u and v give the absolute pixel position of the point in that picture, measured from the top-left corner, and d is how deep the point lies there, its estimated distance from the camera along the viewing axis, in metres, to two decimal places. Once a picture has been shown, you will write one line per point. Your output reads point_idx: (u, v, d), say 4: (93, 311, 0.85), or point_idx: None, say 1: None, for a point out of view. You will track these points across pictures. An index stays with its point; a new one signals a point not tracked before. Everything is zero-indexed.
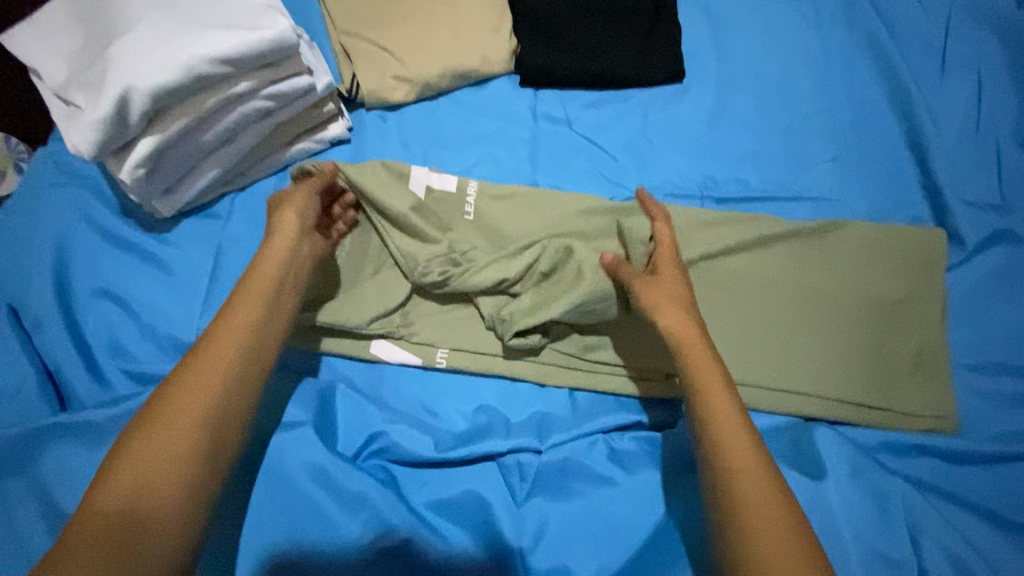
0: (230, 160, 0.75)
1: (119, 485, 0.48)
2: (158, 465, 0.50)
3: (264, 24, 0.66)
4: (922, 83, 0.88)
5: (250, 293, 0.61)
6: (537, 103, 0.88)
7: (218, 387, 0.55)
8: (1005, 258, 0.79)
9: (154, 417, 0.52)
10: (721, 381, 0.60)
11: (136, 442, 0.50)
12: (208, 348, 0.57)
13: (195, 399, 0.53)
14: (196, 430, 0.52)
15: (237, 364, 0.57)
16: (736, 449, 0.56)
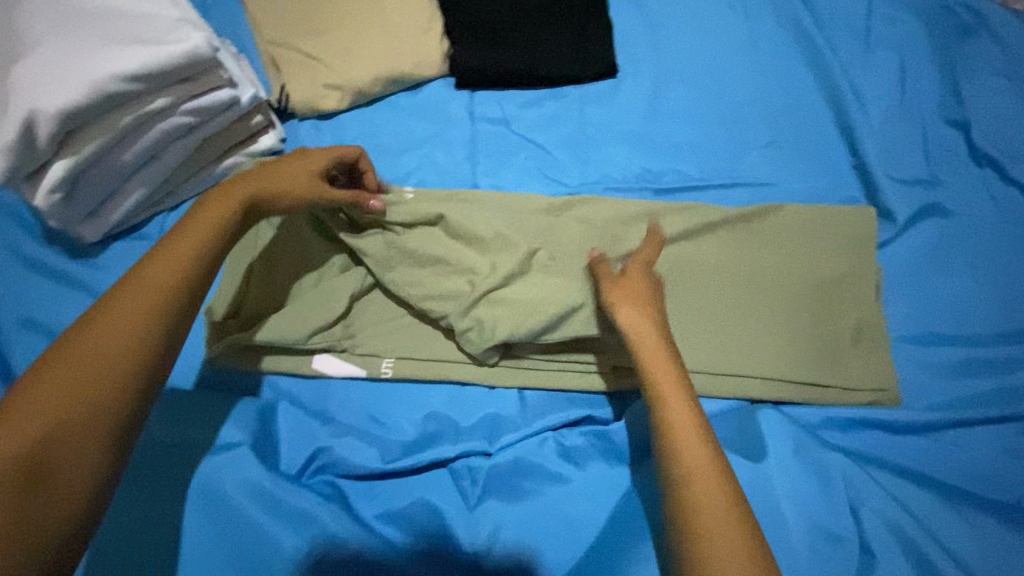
0: (156, 178, 0.73)
1: (27, 424, 0.43)
2: (57, 398, 0.44)
3: (176, 37, 0.65)
4: (849, 66, 0.90)
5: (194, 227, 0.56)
6: (474, 104, 0.88)
7: (141, 316, 0.49)
8: (935, 231, 0.81)
9: (62, 354, 0.46)
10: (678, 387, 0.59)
11: (45, 379, 0.45)
12: (131, 283, 0.51)
13: (107, 342, 0.47)
14: (102, 378, 0.46)
15: (156, 305, 0.50)
16: (713, 528, 0.50)
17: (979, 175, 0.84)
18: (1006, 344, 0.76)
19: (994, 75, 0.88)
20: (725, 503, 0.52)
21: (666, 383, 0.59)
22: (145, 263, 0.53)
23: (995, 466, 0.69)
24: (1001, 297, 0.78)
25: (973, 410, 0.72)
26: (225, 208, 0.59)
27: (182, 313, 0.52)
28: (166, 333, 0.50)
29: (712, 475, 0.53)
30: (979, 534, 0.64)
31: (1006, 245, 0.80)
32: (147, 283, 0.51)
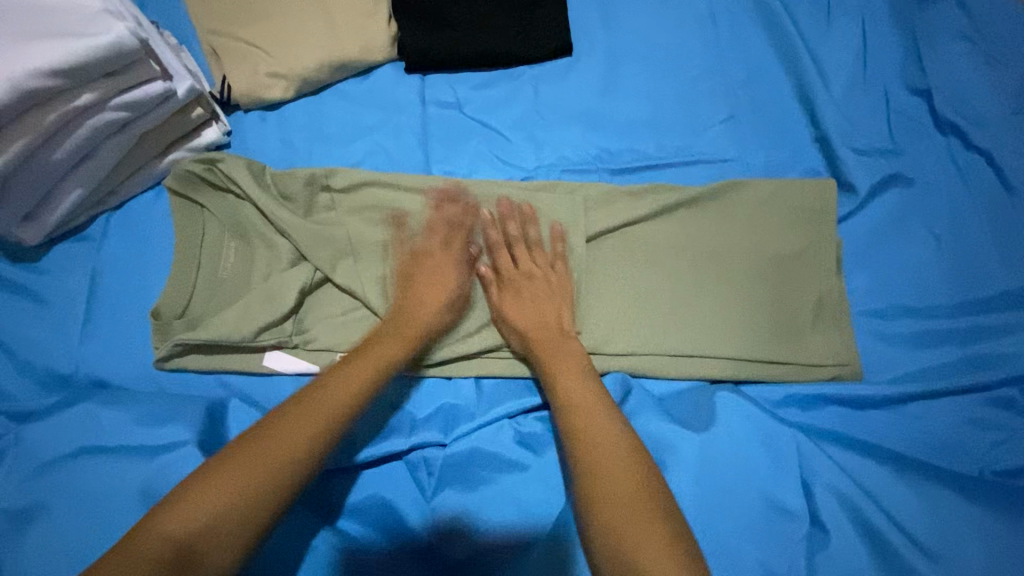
0: (94, 178, 0.71)
1: (213, 503, 0.47)
2: (236, 484, 0.49)
3: (99, 30, 0.62)
4: (809, 35, 0.87)
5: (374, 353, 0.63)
6: (425, 88, 0.85)
7: (321, 424, 0.54)
8: (896, 203, 0.80)
9: (248, 447, 0.51)
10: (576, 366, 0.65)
11: (232, 466, 0.50)
12: (330, 377, 0.59)
13: (287, 441, 0.52)
14: (280, 463, 0.51)
15: (337, 413, 0.56)
16: (616, 481, 0.54)
17: (942, 143, 0.82)
18: (968, 313, 0.75)
19: (956, 39, 0.86)
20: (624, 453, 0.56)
21: (558, 361, 0.66)
22: (336, 373, 0.59)
23: (953, 438, 0.69)
24: (964, 266, 0.77)
25: (932, 382, 0.71)
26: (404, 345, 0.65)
27: (346, 428, 0.57)
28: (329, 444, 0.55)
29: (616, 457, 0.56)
30: (936, 506, 0.63)
31: (969, 214, 0.79)
32: (330, 398, 0.56)
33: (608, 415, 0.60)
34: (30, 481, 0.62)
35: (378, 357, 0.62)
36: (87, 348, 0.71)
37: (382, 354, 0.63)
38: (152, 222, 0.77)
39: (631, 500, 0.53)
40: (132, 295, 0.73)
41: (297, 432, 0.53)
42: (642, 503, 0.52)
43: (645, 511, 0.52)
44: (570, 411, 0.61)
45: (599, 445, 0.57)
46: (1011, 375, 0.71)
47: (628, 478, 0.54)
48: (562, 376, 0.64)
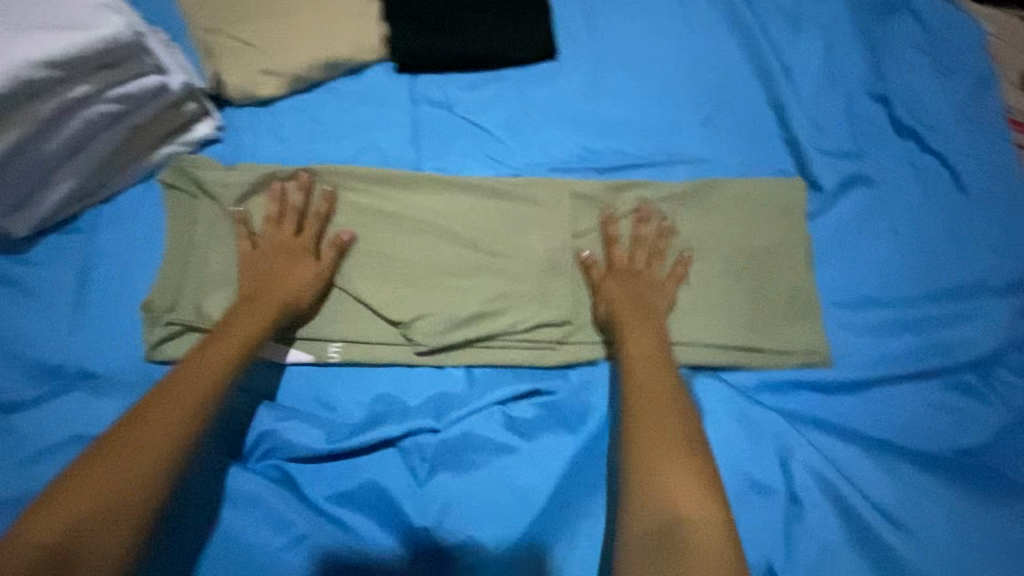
0: (85, 169, 0.72)
1: (85, 501, 0.51)
2: (104, 483, 0.53)
3: (96, 23, 0.64)
4: (779, 44, 0.93)
5: (206, 357, 0.63)
6: (416, 87, 0.88)
7: (158, 436, 0.57)
8: (861, 201, 0.85)
9: (125, 447, 0.55)
10: (651, 330, 0.72)
11: (105, 465, 0.54)
12: (180, 375, 0.62)
13: (139, 441, 0.56)
14: (132, 464, 0.54)
15: (184, 407, 0.59)
16: (654, 429, 0.62)
17: (901, 146, 0.88)
18: (927, 302, 0.80)
19: (912, 51, 0.93)
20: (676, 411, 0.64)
21: (632, 321, 0.72)
22: (175, 380, 0.61)
23: (916, 419, 0.74)
24: (923, 260, 0.82)
25: (896, 367, 0.76)
26: (234, 346, 0.65)
27: (200, 420, 0.60)
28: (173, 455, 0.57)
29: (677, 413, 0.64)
30: (899, 480, 0.68)
31: (927, 212, 0.85)
32: (175, 395, 0.60)
33: (665, 377, 0.67)
34: (20, 470, 0.62)
35: (206, 354, 0.64)
36: (76, 339, 0.71)
37: (228, 344, 0.65)
38: (141, 213, 0.77)
39: (671, 455, 0.60)
40: (122, 286, 0.74)
41: (150, 430, 0.57)
42: (679, 453, 0.60)
43: (684, 460, 0.59)
44: (629, 368, 0.69)
45: (650, 398, 0.65)
46: (967, 359, 0.76)
47: (667, 443, 0.61)
48: (633, 335, 0.71)
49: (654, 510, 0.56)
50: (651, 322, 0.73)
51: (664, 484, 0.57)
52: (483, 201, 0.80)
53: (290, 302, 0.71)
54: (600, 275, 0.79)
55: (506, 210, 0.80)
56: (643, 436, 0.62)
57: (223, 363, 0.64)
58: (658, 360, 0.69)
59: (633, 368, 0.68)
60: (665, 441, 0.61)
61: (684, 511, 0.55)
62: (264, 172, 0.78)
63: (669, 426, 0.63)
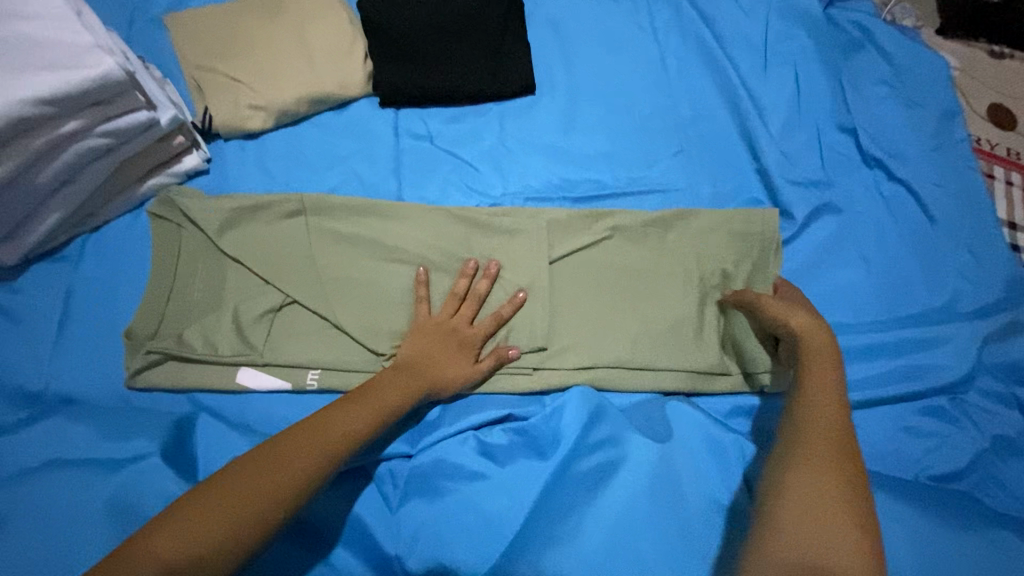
0: (73, 201, 0.74)
1: (218, 524, 0.50)
2: (235, 510, 0.52)
3: (87, 62, 0.67)
4: (751, 78, 0.96)
5: (358, 411, 0.64)
6: (399, 121, 0.91)
7: (293, 477, 0.56)
8: (830, 229, 0.87)
9: (217, 481, 0.53)
10: (834, 371, 0.59)
11: (236, 489, 0.53)
12: (332, 418, 0.62)
13: (266, 473, 0.55)
14: (234, 497, 0.52)
15: (325, 453, 0.58)
16: (820, 481, 0.50)
17: (869, 176, 0.91)
18: (897, 328, 0.82)
19: (879, 84, 0.97)
20: (841, 467, 0.50)
21: (818, 365, 0.60)
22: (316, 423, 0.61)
23: (884, 445, 0.75)
24: (892, 286, 0.84)
25: (866, 392, 0.77)
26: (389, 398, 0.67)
27: (333, 470, 0.59)
28: (299, 501, 0.56)
29: (846, 469, 0.50)
30: (871, 505, 0.68)
31: (896, 239, 0.87)
32: (319, 436, 0.59)
33: (840, 430, 0.54)
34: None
35: (366, 405, 0.65)
36: (57, 365, 0.72)
37: (390, 400, 0.67)
38: (128, 243, 0.79)
39: (832, 519, 0.47)
40: (105, 313, 0.75)
41: (292, 468, 0.56)
42: (837, 516, 0.47)
43: (845, 527, 0.47)
44: (806, 414, 0.56)
45: (824, 450, 0.52)
46: (936, 385, 0.77)
47: (830, 501, 0.48)
48: (816, 377, 0.59)
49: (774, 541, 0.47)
50: (831, 367, 0.60)
51: (802, 507, 0.48)
52: (461, 229, 0.82)
53: (443, 374, 0.72)
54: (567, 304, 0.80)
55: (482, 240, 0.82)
56: (789, 488, 0.50)
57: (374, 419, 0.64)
58: (831, 409, 0.56)
59: (801, 410, 0.56)
60: (869, 500, 0.50)
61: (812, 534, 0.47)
62: (248, 201, 0.80)
63: (843, 479, 0.50)
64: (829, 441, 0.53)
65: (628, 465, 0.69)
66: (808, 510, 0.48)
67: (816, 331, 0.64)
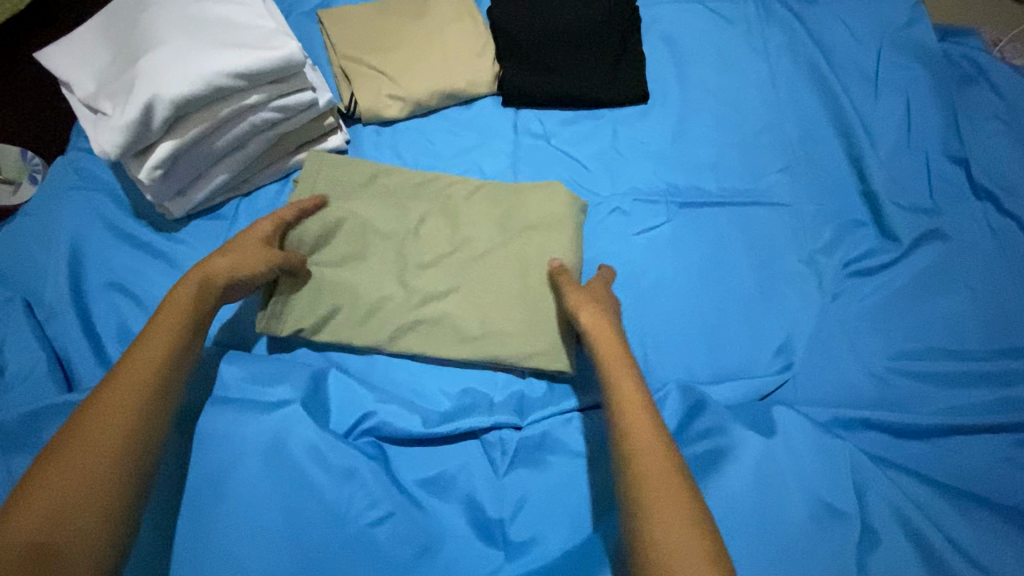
0: (238, 166, 0.83)
1: (69, 491, 0.52)
2: (72, 481, 0.53)
3: (275, 45, 0.76)
4: (859, 105, 0.99)
5: (123, 383, 0.59)
6: (518, 120, 0.98)
7: (122, 422, 0.57)
8: (937, 254, 0.88)
9: (56, 453, 0.54)
10: (625, 364, 0.68)
11: (62, 463, 0.53)
12: (123, 370, 0.61)
13: (99, 429, 0.56)
14: (95, 462, 0.54)
15: (144, 392, 0.60)
16: (653, 479, 0.57)
17: (978, 207, 0.91)
18: (1002, 357, 0.81)
19: (991, 119, 0.97)
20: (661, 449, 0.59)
21: (612, 364, 0.68)
22: (101, 401, 0.58)
23: (992, 471, 0.73)
24: (998, 316, 0.84)
25: (975, 417, 0.76)
26: (166, 344, 0.64)
27: (160, 404, 0.61)
28: (144, 437, 0.58)
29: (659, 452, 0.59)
30: (978, 526, 0.68)
31: (1003, 272, 0.87)
32: (130, 379, 0.60)
33: (643, 414, 0.63)
34: None
35: (143, 348, 0.63)
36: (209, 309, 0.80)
37: (168, 329, 0.65)
38: (274, 209, 0.87)
39: (671, 509, 0.55)
40: None
41: (111, 416, 0.57)
42: (674, 505, 0.55)
43: (686, 516, 0.54)
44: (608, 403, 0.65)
45: (641, 441, 0.60)
46: None
47: (669, 491, 0.56)
48: (619, 391, 0.65)
49: (638, 506, 0.56)
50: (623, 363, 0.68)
51: (657, 506, 0.55)
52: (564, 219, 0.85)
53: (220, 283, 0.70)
54: (513, 279, 0.81)
55: (512, 220, 0.85)
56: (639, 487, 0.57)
57: (159, 370, 0.62)
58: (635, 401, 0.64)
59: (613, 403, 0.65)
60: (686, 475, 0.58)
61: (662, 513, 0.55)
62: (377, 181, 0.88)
63: (664, 469, 0.58)
64: (656, 470, 0.58)
65: (736, 457, 0.70)
66: (659, 501, 0.55)
67: (612, 352, 0.70)
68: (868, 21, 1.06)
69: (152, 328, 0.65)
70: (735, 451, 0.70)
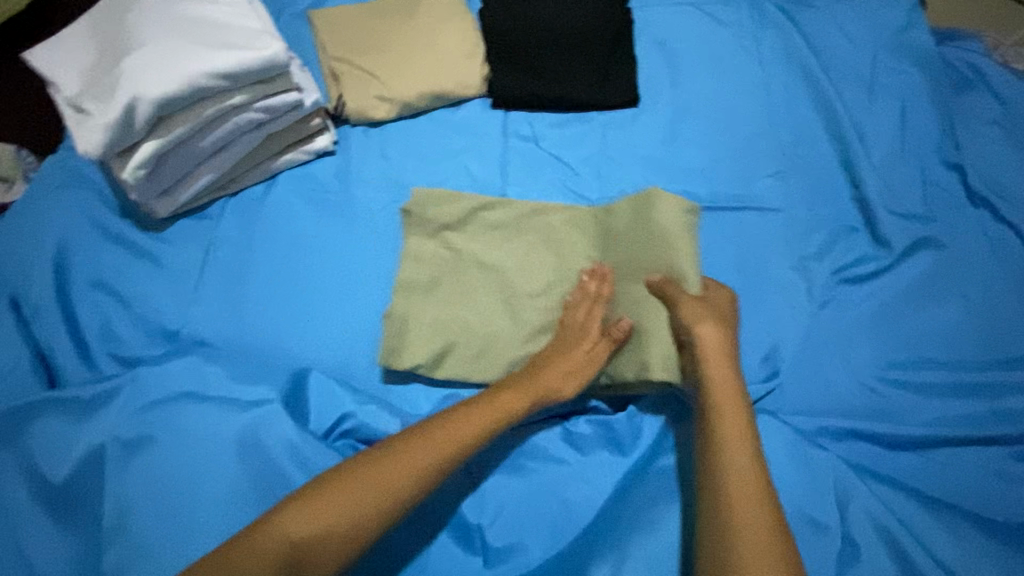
0: (223, 166, 0.83)
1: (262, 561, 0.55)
2: (271, 550, 0.56)
3: (259, 45, 0.75)
4: (854, 110, 0.97)
5: (410, 453, 0.63)
6: (507, 122, 0.97)
7: (371, 501, 0.60)
8: (931, 262, 0.86)
9: (264, 527, 0.57)
10: (738, 397, 0.67)
11: (265, 538, 0.56)
12: (406, 447, 0.63)
13: (331, 507, 0.58)
14: (296, 536, 0.57)
15: (426, 471, 0.63)
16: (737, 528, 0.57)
17: (975, 215, 0.89)
18: (995, 369, 0.80)
19: (989, 125, 0.96)
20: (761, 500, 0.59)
21: (728, 402, 0.66)
22: (312, 497, 0.59)
23: (982, 485, 0.72)
24: (993, 326, 0.82)
25: (965, 429, 0.75)
26: (460, 434, 0.66)
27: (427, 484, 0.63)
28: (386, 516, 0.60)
29: (753, 501, 0.59)
30: (964, 542, 0.66)
31: (999, 281, 0.85)
32: (413, 459, 0.63)
33: (743, 451, 0.63)
34: (132, 419, 0.69)
35: (448, 429, 0.66)
36: (192, 309, 0.80)
37: (485, 412, 0.68)
38: (260, 209, 0.87)
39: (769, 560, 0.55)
40: (235, 269, 0.83)
41: (354, 494, 0.59)
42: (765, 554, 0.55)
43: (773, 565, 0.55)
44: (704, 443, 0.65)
45: (735, 483, 0.60)
46: None
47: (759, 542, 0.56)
48: (722, 428, 0.64)
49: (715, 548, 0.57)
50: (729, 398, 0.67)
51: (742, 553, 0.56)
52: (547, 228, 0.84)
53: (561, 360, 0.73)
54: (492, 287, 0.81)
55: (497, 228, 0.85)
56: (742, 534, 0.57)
57: (474, 438, 0.66)
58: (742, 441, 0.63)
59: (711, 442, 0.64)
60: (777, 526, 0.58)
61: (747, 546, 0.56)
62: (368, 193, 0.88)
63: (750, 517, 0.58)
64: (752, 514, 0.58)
65: None
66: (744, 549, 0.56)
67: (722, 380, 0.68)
68: (866, 25, 1.04)
69: (496, 398, 0.70)
70: None
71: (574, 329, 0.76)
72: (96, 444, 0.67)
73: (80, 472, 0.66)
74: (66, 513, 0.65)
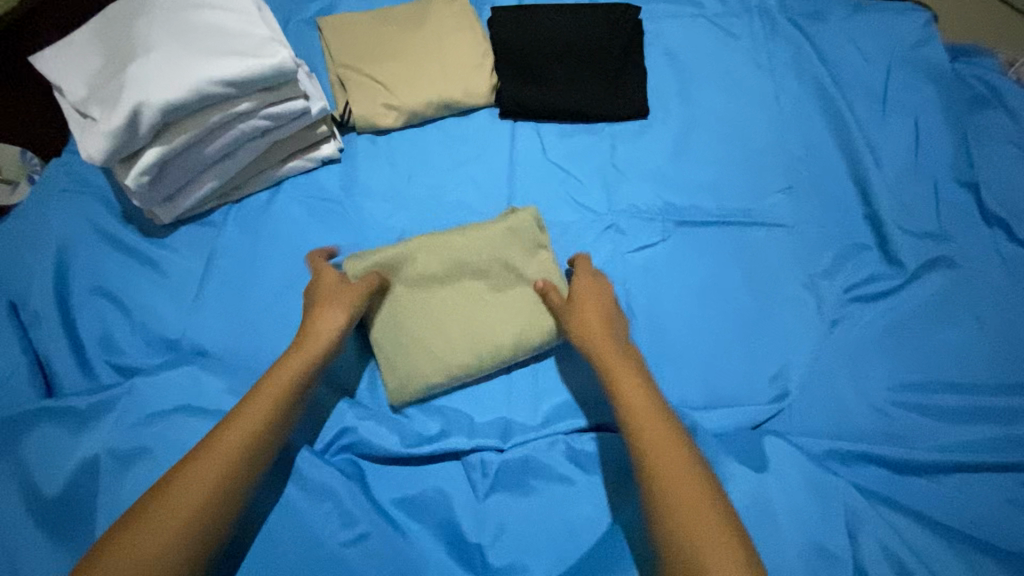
0: (228, 173, 0.83)
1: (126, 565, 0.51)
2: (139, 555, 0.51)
3: (267, 52, 0.74)
4: (867, 125, 0.96)
5: (196, 477, 0.56)
6: (515, 133, 0.96)
7: (217, 475, 0.57)
8: (943, 282, 0.84)
9: (127, 528, 0.53)
10: (618, 353, 0.69)
11: (129, 538, 0.52)
12: (237, 418, 0.61)
13: (191, 489, 0.56)
14: (160, 525, 0.53)
15: (253, 432, 0.61)
16: (685, 493, 0.56)
17: (989, 234, 0.88)
18: (1009, 394, 0.78)
19: (1005, 143, 0.94)
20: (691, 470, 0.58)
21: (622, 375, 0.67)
22: (167, 486, 0.56)
23: (996, 514, 0.70)
24: (1006, 349, 0.81)
25: (979, 455, 0.73)
26: (268, 398, 0.63)
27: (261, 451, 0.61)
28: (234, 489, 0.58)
29: (686, 473, 0.57)
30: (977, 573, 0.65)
31: (1013, 303, 0.83)
32: (244, 426, 0.61)
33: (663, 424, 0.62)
34: (129, 431, 0.68)
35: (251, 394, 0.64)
36: (192, 318, 0.79)
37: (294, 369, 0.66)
38: (265, 217, 0.87)
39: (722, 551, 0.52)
40: (236, 277, 0.82)
41: (207, 469, 0.57)
42: (719, 537, 0.53)
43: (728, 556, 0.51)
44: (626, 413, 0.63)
45: (665, 461, 0.58)
46: None
47: (715, 524, 0.54)
48: (624, 389, 0.65)
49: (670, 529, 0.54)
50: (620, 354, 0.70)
51: (708, 532, 0.53)
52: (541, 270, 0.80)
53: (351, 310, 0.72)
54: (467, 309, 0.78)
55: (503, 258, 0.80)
56: (683, 515, 0.54)
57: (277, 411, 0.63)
58: (659, 421, 0.62)
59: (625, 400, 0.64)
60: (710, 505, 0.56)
61: (704, 553, 0.52)
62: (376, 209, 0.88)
63: (690, 490, 0.56)
64: (684, 483, 0.57)
65: (726, 492, 0.67)
66: (705, 526, 0.53)
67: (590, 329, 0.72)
68: (880, 39, 1.03)
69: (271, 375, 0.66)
70: (724, 485, 0.67)
71: (586, 302, 0.75)
72: (93, 456, 0.66)
73: (75, 484, 0.65)
74: (57, 526, 0.63)
